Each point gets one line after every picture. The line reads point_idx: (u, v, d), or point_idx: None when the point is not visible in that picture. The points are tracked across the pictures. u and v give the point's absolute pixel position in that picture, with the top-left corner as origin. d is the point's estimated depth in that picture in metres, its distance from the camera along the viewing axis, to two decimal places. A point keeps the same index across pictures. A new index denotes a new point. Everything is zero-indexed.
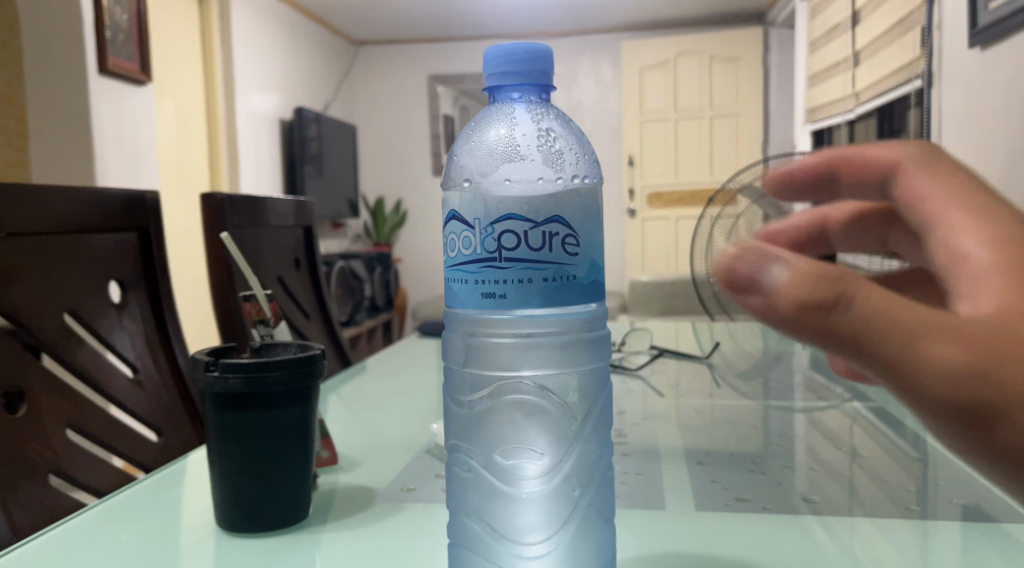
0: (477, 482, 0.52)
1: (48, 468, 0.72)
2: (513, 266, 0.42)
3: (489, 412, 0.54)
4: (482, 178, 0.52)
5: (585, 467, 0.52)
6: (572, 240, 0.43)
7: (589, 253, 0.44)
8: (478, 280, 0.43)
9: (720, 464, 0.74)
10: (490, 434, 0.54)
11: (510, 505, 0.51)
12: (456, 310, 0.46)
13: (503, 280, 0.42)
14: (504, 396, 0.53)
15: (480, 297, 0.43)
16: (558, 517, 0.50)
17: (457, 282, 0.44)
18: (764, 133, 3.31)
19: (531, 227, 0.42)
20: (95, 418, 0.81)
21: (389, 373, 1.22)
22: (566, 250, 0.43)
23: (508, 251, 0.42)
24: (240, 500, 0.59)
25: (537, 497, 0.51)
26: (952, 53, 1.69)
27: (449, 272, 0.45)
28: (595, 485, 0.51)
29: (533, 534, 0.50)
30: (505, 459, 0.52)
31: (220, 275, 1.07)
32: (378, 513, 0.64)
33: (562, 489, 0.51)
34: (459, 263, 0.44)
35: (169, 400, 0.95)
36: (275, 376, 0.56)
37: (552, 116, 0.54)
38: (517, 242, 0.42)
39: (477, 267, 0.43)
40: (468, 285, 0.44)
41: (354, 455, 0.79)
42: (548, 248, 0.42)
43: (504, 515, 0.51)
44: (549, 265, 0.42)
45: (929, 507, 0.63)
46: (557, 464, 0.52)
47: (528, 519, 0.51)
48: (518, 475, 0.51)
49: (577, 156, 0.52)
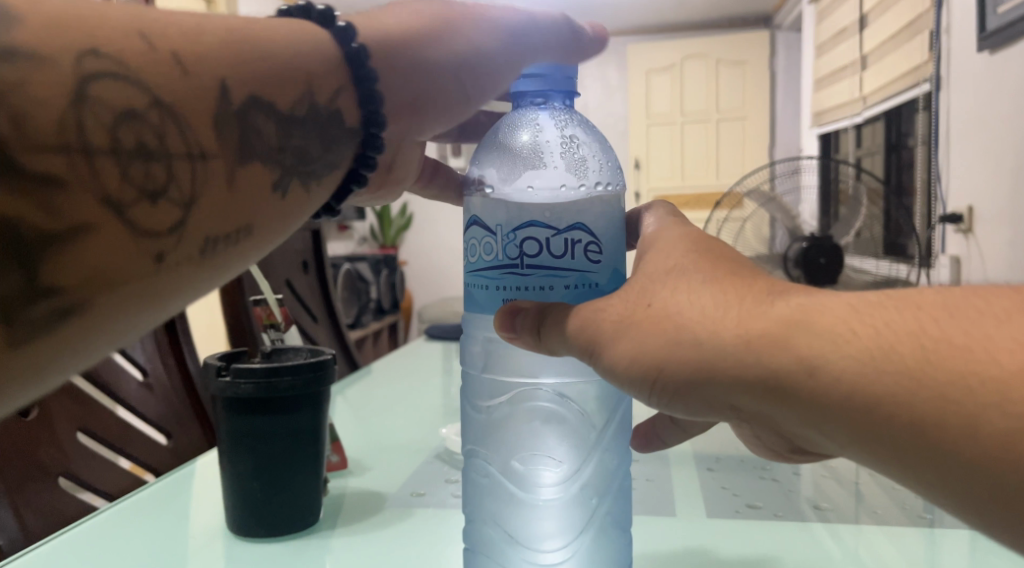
0: (495, 487, 0.53)
1: (58, 471, 0.73)
2: (537, 273, 0.43)
3: (507, 418, 0.54)
4: (503, 184, 0.55)
5: (602, 476, 0.52)
6: (595, 247, 0.44)
7: (608, 257, 0.45)
8: (499, 286, 0.44)
9: (731, 471, 0.74)
10: (507, 439, 0.54)
11: (526, 512, 0.51)
12: (476, 316, 0.47)
13: (525, 286, 0.43)
14: (522, 402, 0.54)
15: (501, 301, 0.44)
16: (575, 524, 0.51)
17: (477, 287, 0.45)
18: (770, 137, 3.33)
19: (554, 234, 0.43)
20: (105, 421, 0.81)
21: (396, 376, 1.22)
22: (588, 257, 0.44)
23: (530, 258, 0.43)
24: (252, 508, 0.59)
25: (555, 504, 0.51)
26: (962, 55, 1.69)
27: (470, 278, 0.46)
28: (612, 495, 0.52)
29: (550, 541, 0.51)
30: (522, 465, 0.53)
31: (230, 280, 1.08)
32: (388, 519, 0.64)
33: (580, 497, 0.51)
34: (480, 268, 0.45)
35: (178, 403, 0.96)
36: (287, 381, 0.57)
37: (576, 122, 0.57)
38: (539, 249, 0.43)
39: (498, 273, 0.44)
40: (488, 290, 0.45)
41: (366, 459, 0.79)
42: (570, 256, 0.43)
43: (520, 521, 0.52)
44: (572, 273, 0.43)
45: (939, 515, 0.63)
46: (575, 472, 0.52)
47: (545, 526, 0.51)
48: (534, 482, 0.52)
49: (600, 163, 0.57)
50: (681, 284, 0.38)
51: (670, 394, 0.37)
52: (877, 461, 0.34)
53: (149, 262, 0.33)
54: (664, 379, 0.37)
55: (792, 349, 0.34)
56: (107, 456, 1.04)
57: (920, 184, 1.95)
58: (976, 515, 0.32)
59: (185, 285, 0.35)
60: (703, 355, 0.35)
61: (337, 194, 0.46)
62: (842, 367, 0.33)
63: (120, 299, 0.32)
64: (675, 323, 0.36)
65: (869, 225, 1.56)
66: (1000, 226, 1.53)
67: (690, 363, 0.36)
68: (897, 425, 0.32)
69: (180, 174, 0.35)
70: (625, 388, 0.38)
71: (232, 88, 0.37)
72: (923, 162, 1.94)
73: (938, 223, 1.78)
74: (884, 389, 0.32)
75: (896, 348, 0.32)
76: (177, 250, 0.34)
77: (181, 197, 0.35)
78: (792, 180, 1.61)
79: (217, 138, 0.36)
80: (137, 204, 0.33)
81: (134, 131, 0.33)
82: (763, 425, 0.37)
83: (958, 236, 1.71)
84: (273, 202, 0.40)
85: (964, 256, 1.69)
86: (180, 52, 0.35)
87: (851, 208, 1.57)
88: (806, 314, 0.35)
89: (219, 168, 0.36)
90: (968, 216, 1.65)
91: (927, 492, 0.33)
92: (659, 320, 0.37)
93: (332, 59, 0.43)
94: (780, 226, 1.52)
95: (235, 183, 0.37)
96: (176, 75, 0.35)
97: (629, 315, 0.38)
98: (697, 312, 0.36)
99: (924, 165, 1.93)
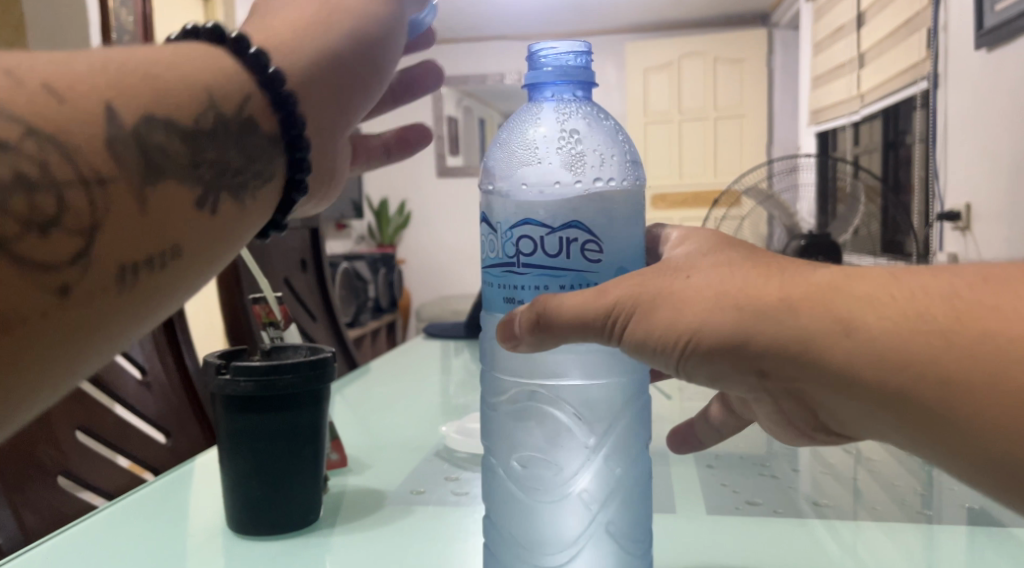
0: (503, 490, 0.53)
1: (56, 470, 0.73)
2: (528, 272, 0.43)
3: (509, 417, 0.54)
4: (501, 180, 0.53)
5: (604, 482, 0.52)
6: (593, 246, 0.43)
7: (612, 256, 0.44)
8: (501, 283, 0.45)
9: (729, 467, 0.74)
10: (509, 438, 0.54)
11: (525, 513, 0.51)
12: (488, 314, 0.48)
13: (521, 284, 0.44)
14: (525, 402, 0.53)
15: (503, 300, 0.45)
16: (575, 528, 0.51)
17: (486, 284, 0.46)
18: (768, 134, 3.33)
19: (547, 233, 0.43)
20: (103, 420, 0.82)
21: (395, 375, 1.22)
22: (585, 255, 0.43)
23: (525, 257, 0.43)
24: (250, 504, 0.59)
25: (555, 507, 0.51)
26: (958, 53, 1.70)
27: (482, 274, 0.47)
28: (614, 501, 0.51)
29: (550, 546, 0.51)
30: (531, 466, 0.52)
31: (227, 276, 1.07)
32: (388, 515, 0.64)
33: (580, 502, 0.51)
34: (487, 265, 0.46)
35: (177, 402, 0.97)
36: (287, 378, 0.57)
37: (580, 120, 0.55)
38: (533, 248, 0.43)
39: (500, 271, 0.45)
40: (494, 287, 0.46)
41: (363, 457, 0.79)
42: (565, 255, 0.43)
43: (520, 523, 0.51)
44: (568, 273, 0.43)
45: (937, 511, 0.63)
46: (577, 476, 0.52)
47: (545, 529, 0.51)
48: (535, 484, 0.52)
49: (601, 160, 0.54)
50: (717, 260, 0.39)
51: (700, 360, 0.37)
52: (900, 429, 0.35)
53: (51, 298, 0.29)
54: (699, 339, 0.36)
55: (832, 312, 0.35)
56: (108, 455, 1.06)
57: (919, 182, 1.97)
58: (987, 479, 0.34)
59: (104, 320, 0.31)
60: (741, 318, 0.36)
61: (275, 202, 0.40)
62: (883, 331, 0.34)
63: (11, 350, 0.28)
64: (716, 288, 0.37)
65: (867, 223, 1.57)
66: (997, 223, 1.54)
67: (728, 325, 0.36)
68: (931, 385, 0.33)
69: (74, 202, 0.30)
70: (653, 356, 0.38)
71: (123, 109, 0.32)
72: (921, 160, 1.95)
73: (937, 221, 1.79)
74: (919, 352, 0.33)
75: (931, 312, 0.34)
76: (86, 281, 0.30)
77: (80, 224, 0.30)
78: (789, 178, 1.62)
79: (113, 160, 0.32)
80: (23, 239, 0.29)
81: (10, 166, 0.29)
82: (791, 403, 0.38)
83: (956, 234, 1.71)
84: (197, 219, 0.35)
85: (962, 253, 1.69)
86: (53, 83, 0.31)
87: (849, 206, 1.57)
88: (841, 283, 0.36)
89: (124, 190, 0.32)
90: (967, 214, 1.65)
91: (947, 456, 0.34)
92: (696, 289, 0.37)
93: (229, 70, 0.38)
94: (778, 224, 1.54)
95: (146, 204, 0.32)
96: (53, 103, 0.30)
97: (663, 287, 0.38)
98: (738, 280, 0.37)
99: (922, 163, 1.94)
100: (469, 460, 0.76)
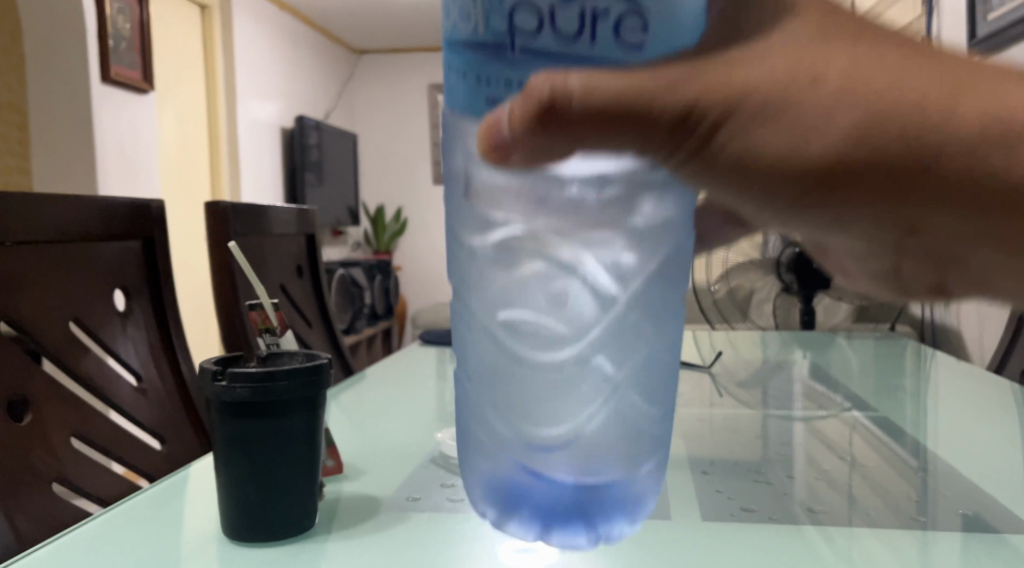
0: (485, 351, 0.44)
1: (52, 477, 0.76)
2: (617, 175, 0.41)
3: (493, 260, 0.44)
4: None
5: (620, 344, 0.43)
6: (631, 19, 0.37)
7: (656, 46, 0.39)
8: (477, 75, 0.38)
9: (724, 473, 0.74)
10: (493, 285, 0.44)
11: (517, 385, 0.43)
12: (456, 112, 0.41)
13: (517, 74, 0.37)
14: (516, 243, 0.43)
15: (481, 100, 0.38)
16: (584, 401, 0.43)
17: (454, 69, 0.39)
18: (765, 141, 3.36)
19: (560, 5, 0.36)
20: (97, 426, 0.85)
21: (390, 381, 1.22)
22: (615, 31, 0.37)
23: (527, 37, 0.37)
24: (245, 510, 0.58)
25: (557, 379, 0.43)
26: None
27: (448, 56, 0.40)
28: (634, 367, 0.43)
29: (551, 426, 0.43)
30: (517, 339, 0.43)
31: (223, 283, 1.08)
32: (383, 522, 0.64)
33: (588, 368, 0.43)
34: (456, 44, 0.39)
35: (172, 409, 1.00)
36: (283, 385, 0.57)
37: None
38: (539, 23, 0.37)
39: (481, 53, 0.37)
40: (463, 77, 0.38)
41: (359, 463, 0.79)
42: (584, 32, 0.37)
43: (510, 396, 0.43)
44: (588, 51, 0.37)
45: (931, 517, 0.64)
46: (585, 337, 0.44)
47: (542, 403, 0.43)
48: (527, 349, 0.43)
49: None
50: (831, 56, 0.42)
51: (816, 187, 0.43)
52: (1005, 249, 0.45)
53: None
54: (823, 165, 0.42)
55: (988, 143, 0.42)
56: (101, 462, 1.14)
57: None
58: None
59: None
60: (879, 152, 0.42)
61: None
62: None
63: None
64: (855, 111, 0.41)
65: None
66: None
67: (875, 154, 0.42)
68: None
69: None
70: (762, 181, 0.44)
71: None
72: None
73: None
74: None
75: None
76: None
77: None
78: None
79: None
80: None
81: None
82: (893, 229, 0.46)
83: None
84: None
85: None
86: None
87: None
88: (988, 126, 0.42)
89: None
90: None
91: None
92: (821, 110, 0.41)
93: None
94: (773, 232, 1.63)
95: None
96: None
97: (783, 96, 0.41)
98: (878, 103, 0.41)
99: None
100: (463, 467, 0.77)
